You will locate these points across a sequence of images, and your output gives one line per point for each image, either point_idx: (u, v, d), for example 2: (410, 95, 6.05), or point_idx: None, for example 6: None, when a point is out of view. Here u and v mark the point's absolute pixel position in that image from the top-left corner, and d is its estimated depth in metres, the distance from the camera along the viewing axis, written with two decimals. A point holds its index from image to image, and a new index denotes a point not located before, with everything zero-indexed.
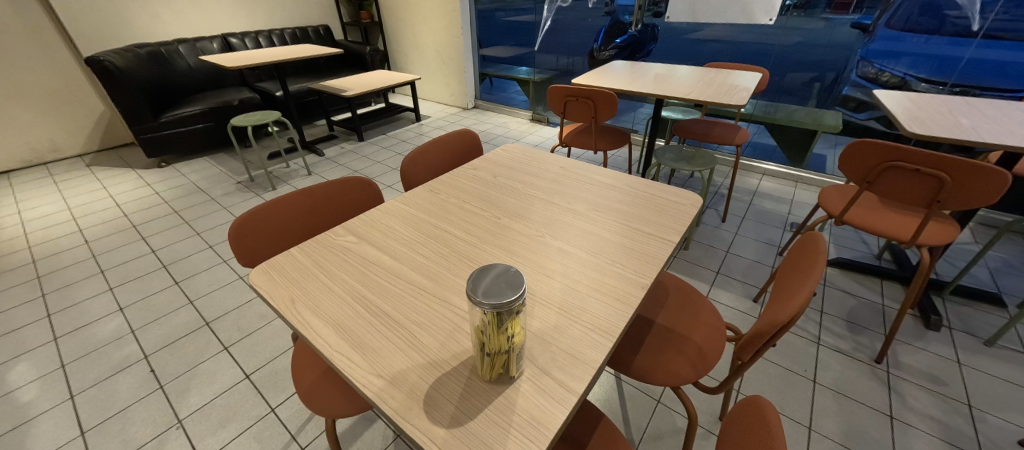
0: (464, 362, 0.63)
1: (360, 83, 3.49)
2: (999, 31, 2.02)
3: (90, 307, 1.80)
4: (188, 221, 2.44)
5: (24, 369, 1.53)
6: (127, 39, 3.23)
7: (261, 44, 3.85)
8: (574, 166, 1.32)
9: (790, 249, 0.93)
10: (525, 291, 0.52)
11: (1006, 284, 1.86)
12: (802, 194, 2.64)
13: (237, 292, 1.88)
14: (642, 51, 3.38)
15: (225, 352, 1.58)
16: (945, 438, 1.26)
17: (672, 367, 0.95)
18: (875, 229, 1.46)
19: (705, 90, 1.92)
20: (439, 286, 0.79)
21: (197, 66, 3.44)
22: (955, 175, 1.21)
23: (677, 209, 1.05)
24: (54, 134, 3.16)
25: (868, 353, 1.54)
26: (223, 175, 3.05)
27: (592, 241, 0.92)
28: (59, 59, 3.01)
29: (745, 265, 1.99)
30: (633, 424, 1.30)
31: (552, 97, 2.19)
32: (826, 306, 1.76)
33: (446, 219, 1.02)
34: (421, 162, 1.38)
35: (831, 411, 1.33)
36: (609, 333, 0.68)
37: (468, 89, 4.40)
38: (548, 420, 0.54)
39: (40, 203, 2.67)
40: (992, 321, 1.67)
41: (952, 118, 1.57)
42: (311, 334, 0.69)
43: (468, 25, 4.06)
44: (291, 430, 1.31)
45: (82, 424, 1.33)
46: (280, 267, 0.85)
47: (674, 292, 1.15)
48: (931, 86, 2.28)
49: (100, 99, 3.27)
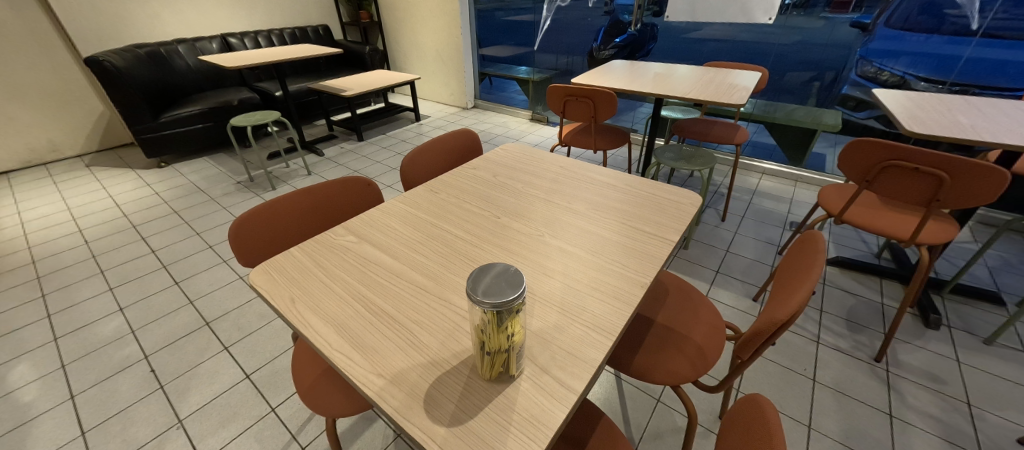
0: (464, 362, 0.63)
1: (359, 83, 3.48)
2: (998, 30, 2.02)
3: (90, 307, 1.80)
4: (188, 222, 2.44)
5: (24, 369, 1.53)
6: (127, 39, 3.23)
7: (261, 44, 3.85)
8: (574, 165, 1.31)
9: (791, 247, 0.93)
10: (525, 289, 0.52)
11: (1006, 282, 1.86)
12: (801, 193, 2.64)
13: (237, 293, 1.88)
14: (641, 51, 3.35)
15: (225, 352, 1.58)
16: (944, 436, 1.26)
17: (672, 365, 0.95)
18: (875, 228, 1.46)
19: (705, 90, 1.91)
20: (439, 286, 0.79)
21: (196, 66, 3.44)
22: (954, 173, 1.21)
23: (677, 209, 1.05)
24: (54, 134, 3.16)
25: (867, 352, 1.54)
26: (223, 175, 3.05)
27: (591, 240, 0.92)
28: (58, 59, 3.01)
29: (745, 264, 1.99)
30: (633, 423, 1.30)
31: (551, 97, 2.19)
32: (826, 305, 1.76)
33: (446, 218, 1.02)
34: (421, 162, 1.38)
35: (830, 410, 1.33)
36: (608, 332, 0.68)
37: (468, 89, 4.40)
38: (548, 419, 0.54)
39: (40, 203, 2.67)
40: (991, 320, 1.67)
41: (952, 117, 1.56)
42: (311, 333, 0.69)
43: (468, 25, 4.06)
44: (291, 429, 1.31)
45: (83, 425, 1.33)
46: (280, 267, 0.86)
47: (675, 291, 1.15)
48: (929, 85, 2.28)
49: (99, 99, 3.27)
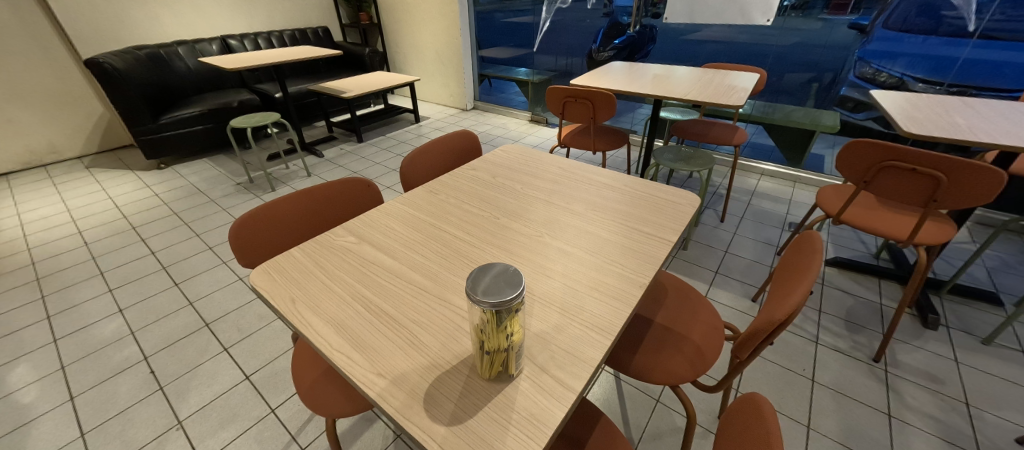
0: (464, 362, 0.63)
1: (358, 84, 3.49)
2: (994, 31, 2.03)
3: (90, 309, 1.81)
4: (188, 223, 2.45)
5: (24, 370, 1.53)
6: (128, 41, 3.24)
7: (261, 45, 3.86)
8: (573, 166, 1.32)
9: (788, 248, 0.93)
10: (524, 289, 0.53)
11: (1004, 282, 1.87)
12: (800, 194, 2.65)
13: (237, 293, 1.89)
14: (641, 52, 3.44)
15: (224, 353, 1.58)
16: (942, 436, 1.26)
17: (671, 365, 0.95)
18: (873, 228, 1.47)
19: (704, 91, 1.93)
20: (439, 286, 0.79)
21: (196, 68, 3.44)
22: (951, 175, 1.22)
23: (676, 209, 1.06)
24: (53, 135, 3.16)
25: (866, 352, 1.54)
26: (223, 176, 3.05)
27: (590, 240, 0.93)
28: (58, 61, 3.01)
29: (744, 264, 2.00)
30: (633, 423, 1.31)
31: (551, 98, 2.19)
32: (825, 305, 1.76)
33: (445, 219, 1.03)
34: (421, 163, 1.39)
35: (829, 410, 1.33)
36: (607, 332, 0.68)
37: (468, 90, 4.41)
38: (547, 417, 0.55)
39: (40, 205, 2.67)
40: (989, 320, 1.68)
41: (949, 118, 1.57)
42: (312, 334, 0.69)
43: (467, 27, 4.07)
44: (291, 430, 1.31)
45: (83, 425, 1.33)
46: (280, 267, 0.86)
47: (673, 292, 1.16)
48: (927, 87, 2.31)
49: (99, 102, 3.28)
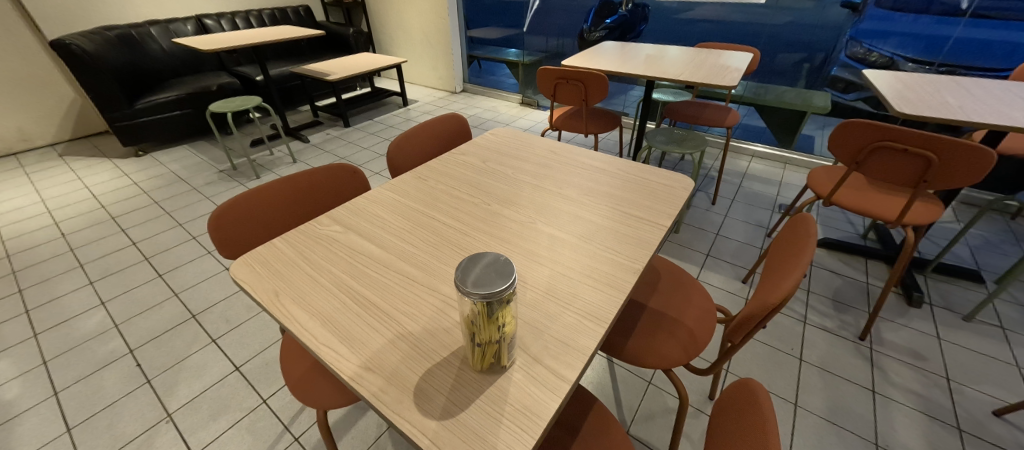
0: (455, 353, 0.62)
1: (342, 66, 3.36)
2: (987, 9, 2.01)
3: (70, 302, 1.75)
4: (169, 212, 2.37)
5: (4, 366, 1.49)
6: (97, 21, 3.08)
7: (238, 25, 3.69)
8: (564, 150, 1.29)
9: (781, 232, 0.92)
10: (516, 279, 0.50)
11: (986, 261, 1.92)
12: (791, 176, 2.65)
13: (224, 284, 1.84)
14: (632, 32, 3.37)
15: (214, 345, 1.55)
16: (924, 410, 1.30)
17: (664, 349, 0.95)
18: (862, 209, 1.47)
19: (697, 72, 1.88)
20: (429, 276, 0.77)
21: (171, 50, 3.30)
22: (942, 154, 1.21)
23: (669, 193, 1.05)
24: (24, 122, 3.02)
25: (853, 330, 1.57)
26: (205, 163, 2.96)
27: (582, 226, 0.91)
28: (22, 41, 2.84)
29: (735, 247, 2.00)
30: (625, 405, 1.32)
31: (542, 80, 2.13)
32: (814, 285, 1.79)
33: (434, 206, 1.00)
34: (409, 148, 1.34)
35: (817, 388, 1.36)
36: (601, 319, 0.67)
37: (456, 73, 4.31)
38: (541, 409, 0.54)
39: (12, 196, 2.56)
40: (971, 297, 1.72)
41: (941, 98, 1.56)
42: (298, 328, 0.67)
43: (453, 6, 3.93)
44: (284, 420, 1.30)
45: (68, 421, 1.30)
46: (263, 259, 0.83)
47: (666, 276, 1.15)
48: (918, 66, 2.29)
49: (71, 87, 3.13)
